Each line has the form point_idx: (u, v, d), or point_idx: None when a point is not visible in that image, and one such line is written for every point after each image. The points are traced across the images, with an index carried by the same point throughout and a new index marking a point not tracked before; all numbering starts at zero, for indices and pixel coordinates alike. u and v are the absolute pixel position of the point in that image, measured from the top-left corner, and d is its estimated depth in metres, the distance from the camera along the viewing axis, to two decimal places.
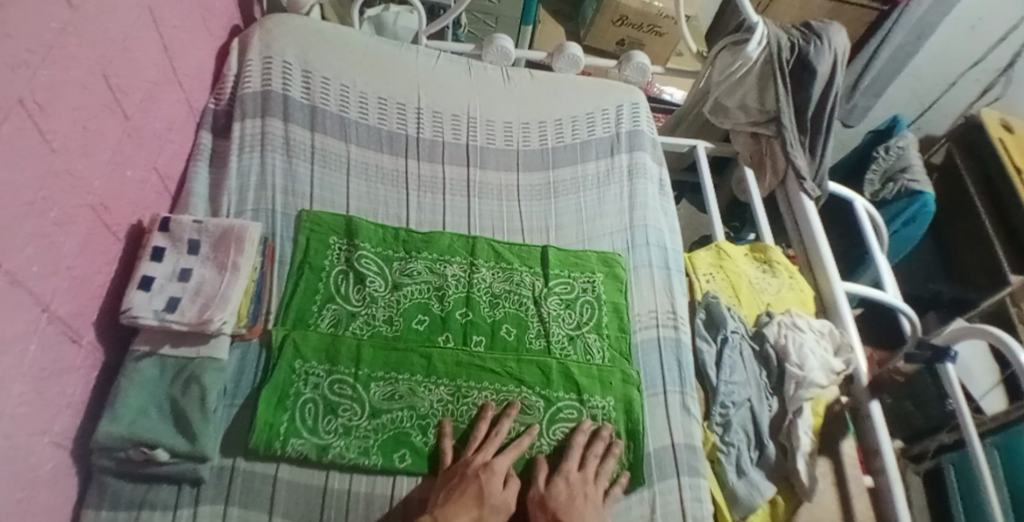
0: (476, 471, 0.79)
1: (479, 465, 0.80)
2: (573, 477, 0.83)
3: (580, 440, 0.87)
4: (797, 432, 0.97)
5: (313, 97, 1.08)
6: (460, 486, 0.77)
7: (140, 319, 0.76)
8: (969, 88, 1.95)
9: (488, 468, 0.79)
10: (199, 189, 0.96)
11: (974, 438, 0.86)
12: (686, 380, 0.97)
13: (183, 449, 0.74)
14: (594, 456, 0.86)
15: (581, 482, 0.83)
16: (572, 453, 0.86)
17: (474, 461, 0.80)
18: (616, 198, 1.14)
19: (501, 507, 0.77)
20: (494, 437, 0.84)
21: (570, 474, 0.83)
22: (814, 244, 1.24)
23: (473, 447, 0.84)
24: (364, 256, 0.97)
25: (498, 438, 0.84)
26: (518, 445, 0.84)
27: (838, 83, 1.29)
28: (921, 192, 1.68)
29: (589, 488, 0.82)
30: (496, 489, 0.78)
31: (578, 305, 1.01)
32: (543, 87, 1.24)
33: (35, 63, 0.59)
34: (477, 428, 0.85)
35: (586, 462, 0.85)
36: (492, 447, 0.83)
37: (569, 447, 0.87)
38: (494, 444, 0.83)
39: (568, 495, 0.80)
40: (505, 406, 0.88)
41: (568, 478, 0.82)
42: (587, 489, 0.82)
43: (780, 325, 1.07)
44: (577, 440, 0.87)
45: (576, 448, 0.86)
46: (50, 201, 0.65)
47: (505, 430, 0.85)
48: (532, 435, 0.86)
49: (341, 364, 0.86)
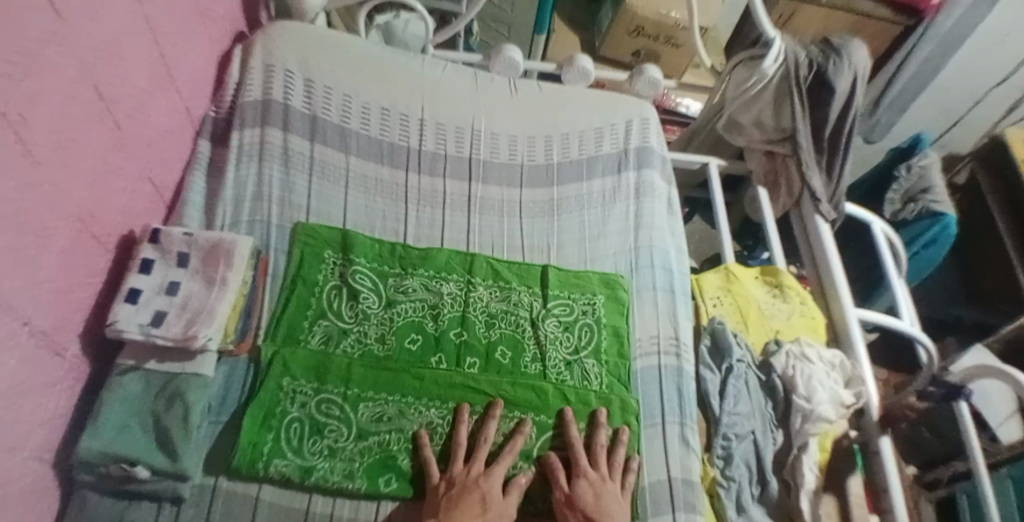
0: (477, 478, 0.78)
1: (479, 470, 0.80)
2: (593, 476, 0.82)
3: (574, 434, 0.85)
4: (802, 468, 0.94)
5: (314, 107, 1.06)
6: (461, 496, 0.76)
7: (124, 333, 0.74)
8: (993, 107, 1.89)
9: (487, 475, 0.79)
10: (194, 198, 0.95)
11: (979, 464, 0.85)
12: (687, 411, 0.94)
13: (162, 467, 0.73)
14: (578, 445, 0.84)
15: (599, 480, 0.82)
16: (576, 447, 0.84)
17: (472, 470, 0.79)
18: (621, 218, 1.11)
19: (507, 514, 0.77)
20: (482, 444, 0.82)
21: (590, 474, 0.82)
22: (828, 268, 1.20)
23: (462, 460, 0.81)
24: (359, 271, 0.94)
25: (486, 445, 0.82)
26: (511, 447, 0.83)
27: (858, 102, 1.24)
28: (943, 214, 1.65)
29: (609, 485, 0.82)
30: (497, 497, 0.78)
31: (577, 328, 0.97)
32: (550, 100, 1.21)
33: (14, 75, 0.58)
34: (457, 433, 0.83)
35: (596, 455, 0.85)
36: (482, 456, 0.81)
37: (569, 442, 0.85)
38: (482, 453, 0.82)
39: (594, 497, 0.79)
40: (486, 405, 0.86)
41: (589, 477, 0.81)
42: (607, 485, 0.82)
43: (789, 355, 1.02)
44: (572, 434, 0.85)
45: (577, 443, 0.85)
46: (31, 213, 0.63)
47: (492, 434, 0.83)
48: (525, 434, 0.84)
49: (330, 383, 0.84)
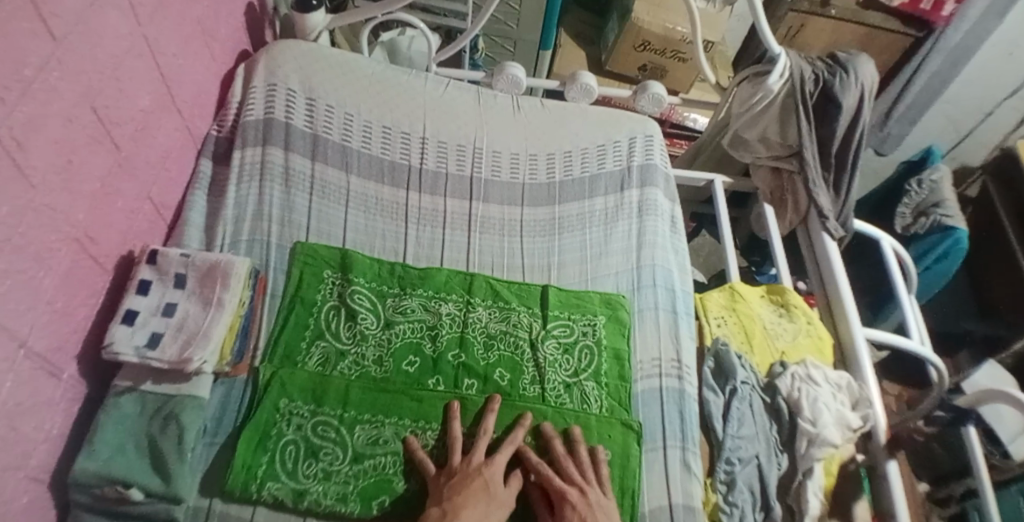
0: (478, 466, 0.79)
1: (480, 460, 0.80)
2: (575, 497, 0.77)
3: (561, 448, 0.83)
4: (806, 494, 0.92)
5: (315, 125, 1.07)
6: (465, 481, 0.76)
7: (120, 355, 0.74)
8: (1005, 119, 1.86)
9: (488, 464, 0.79)
10: (195, 217, 0.96)
11: (985, 482, 0.88)
12: (689, 434, 0.92)
13: (157, 489, 0.73)
14: (563, 457, 0.82)
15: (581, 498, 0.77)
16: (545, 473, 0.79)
17: (473, 460, 0.79)
18: (623, 236, 1.10)
19: (508, 504, 0.77)
20: (483, 434, 0.83)
21: (574, 498, 0.77)
22: (835, 287, 1.18)
23: (460, 452, 0.81)
24: (357, 291, 0.94)
25: (486, 436, 0.82)
26: (513, 438, 0.83)
27: (865, 118, 1.22)
28: (954, 227, 1.61)
29: (591, 497, 0.78)
30: (499, 486, 0.78)
31: (577, 350, 0.96)
32: (554, 117, 1.20)
33: (11, 101, 0.58)
34: (450, 427, 0.83)
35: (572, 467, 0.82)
36: (481, 446, 0.81)
37: (558, 460, 0.82)
38: (481, 444, 0.81)
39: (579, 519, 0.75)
40: (486, 399, 0.87)
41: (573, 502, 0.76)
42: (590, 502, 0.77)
43: (794, 377, 1.00)
44: (558, 449, 0.83)
45: (542, 465, 0.81)
46: (28, 236, 0.64)
47: (492, 425, 0.84)
48: (527, 426, 0.85)
49: (327, 405, 0.84)
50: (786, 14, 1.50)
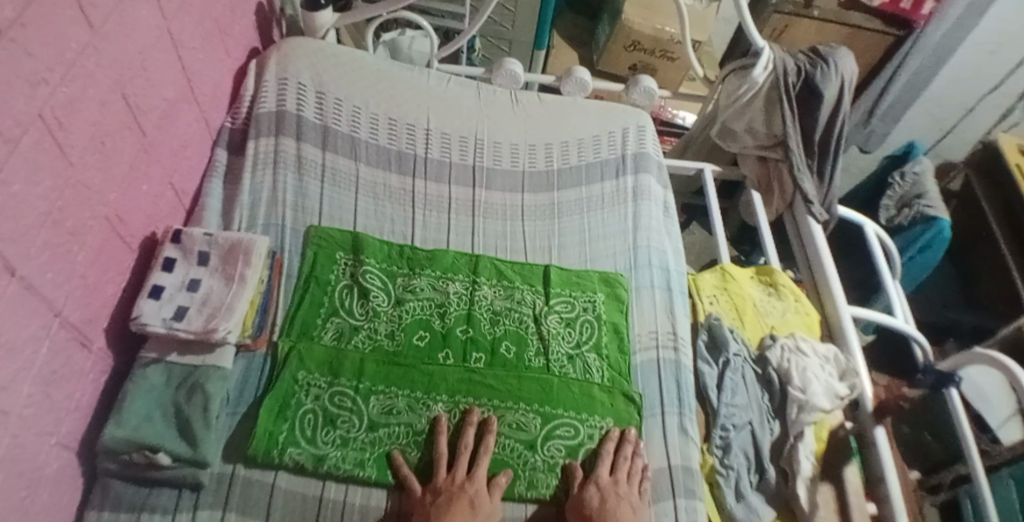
0: (462, 483, 0.81)
1: (463, 476, 0.82)
2: (604, 481, 0.85)
3: (628, 450, 0.89)
4: (798, 456, 0.96)
5: (325, 117, 1.12)
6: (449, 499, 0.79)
7: (148, 326, 0.79)
8: (987, 114, 1.94)
9: (471, 479, 0.82)
10: (213, 203, 1.00)
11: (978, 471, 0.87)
12: (685, 402, 0.97)
13: (185, 454, 0.77)
14: (623, 457, 0.88)
15: (612, 485, 0.85)
16: (601, 457, 0.88)
17: (456, 477, 0.82)
18: (619, 220, 1.15)
19: (492, 515, 0.80)
20: (462, 449, 0.85)
21: (601, 479, 0.85)
22: (821, 268, 1.24)
23: (445, 468, 0.83)
24: (368, 271, 0.99)
25: (465, 451, 0.84)
26: (485, 447, 0.85)
27: (845, 108, 1.29)
28: (938, 218, 1.67)
29: (621, 487, 0.85)
30: (485, 500, 0.81)
31: (579, 324, 1.01)
32: (553, 110, 1.26)
33: (53, 81, 0.63)
34: (437, 443, 0.85)
35: (618, 464, 0.88)
36: (462, 462, 0.84)
37: (600, 453, 0.89)
38: (463, 458, 0.84)
39: (600, 498, 0.82)
40: (462, 416, 0.88)
41: (600, 482, 0.85)
42: (620, 488, 0.85)
43: (784, 349, 1.06)
44: (608, 446, 0.89)
45: (606, 454, 0.88)
46: (66, 212, 0.68)
47: (471, 440, 0.86)
48: (492, 433, 0.86)
49: (343, 377, 0.88)
50: (771, 16, 1.57)
